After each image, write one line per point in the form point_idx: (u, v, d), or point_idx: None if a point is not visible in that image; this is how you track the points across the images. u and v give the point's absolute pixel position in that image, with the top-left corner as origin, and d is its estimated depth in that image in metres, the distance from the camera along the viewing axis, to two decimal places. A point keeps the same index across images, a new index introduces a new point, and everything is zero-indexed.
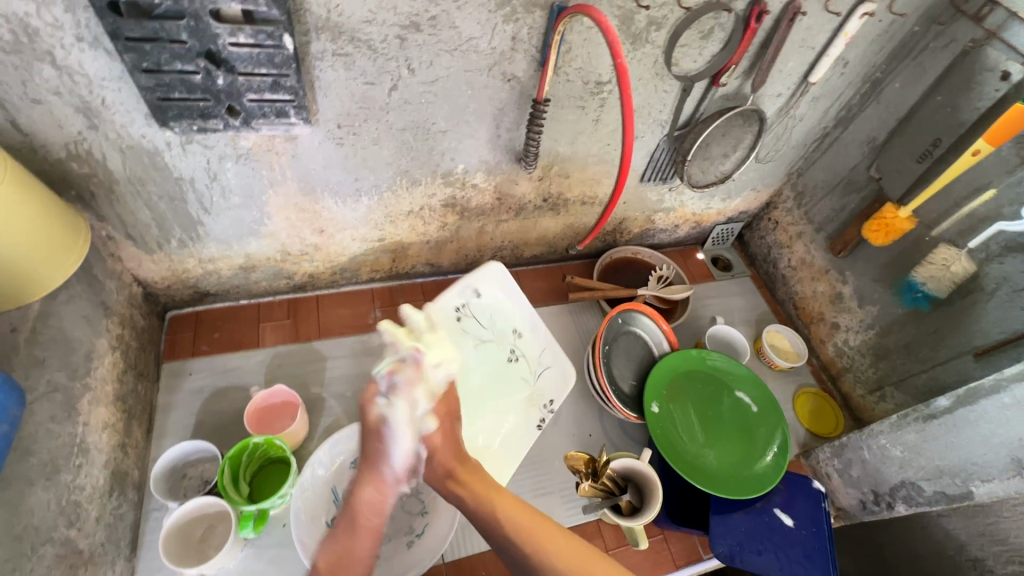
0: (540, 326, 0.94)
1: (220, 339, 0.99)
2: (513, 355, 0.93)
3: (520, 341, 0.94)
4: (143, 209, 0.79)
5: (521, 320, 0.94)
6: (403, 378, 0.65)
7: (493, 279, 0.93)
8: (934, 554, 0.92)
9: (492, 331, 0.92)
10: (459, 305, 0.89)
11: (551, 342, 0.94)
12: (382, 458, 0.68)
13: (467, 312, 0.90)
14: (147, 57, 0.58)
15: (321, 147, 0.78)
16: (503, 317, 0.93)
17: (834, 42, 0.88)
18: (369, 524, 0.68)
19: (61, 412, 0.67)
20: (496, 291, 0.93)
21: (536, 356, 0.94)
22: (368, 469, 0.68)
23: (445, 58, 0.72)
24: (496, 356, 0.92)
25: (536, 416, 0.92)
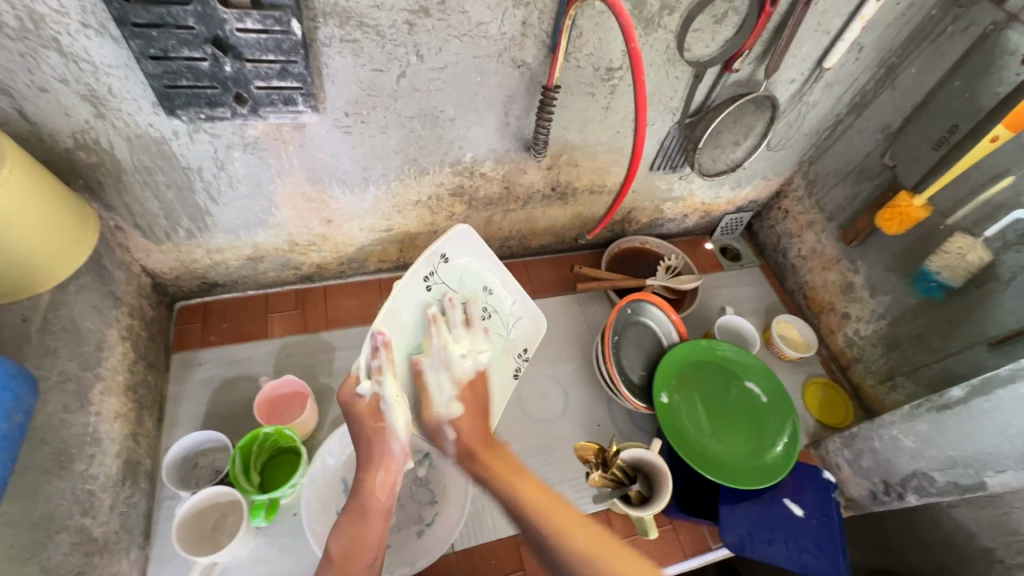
0: (508, 278, 0.84)
1: (228, 330, 0.99)
2: (486, 314, 0.83)
3: (491, 296, 0.84)
4: (151, 199, 0.78)
5: (489, 275, 0.83)
6: (386, 385, 0.69)
7: (461, 242, 0.79)
8: (944, 544, 0.92)
9: (462, 292, 0.81)
10: (424, 276, 0.75)
11: (523, 294, 0.85)
12: (381, 442, 0.70)
13: (437, 278, 0.77)
14: (154, 44, 0.57)
15: (329, 136, 0.77)
16: (472, 274, 0.82)
17: (850, 25, 0.86)
18: (381, 505, 0.70)
19: (74, 402, 0.67)
20: (468, 248, 0.80)
21: (508, 309, 0.85)
22: (369, 456, 0.70)
23: (454, 44, 0.71)
24: (472, 321, 0.82)
25: (511, 366, 0.86)
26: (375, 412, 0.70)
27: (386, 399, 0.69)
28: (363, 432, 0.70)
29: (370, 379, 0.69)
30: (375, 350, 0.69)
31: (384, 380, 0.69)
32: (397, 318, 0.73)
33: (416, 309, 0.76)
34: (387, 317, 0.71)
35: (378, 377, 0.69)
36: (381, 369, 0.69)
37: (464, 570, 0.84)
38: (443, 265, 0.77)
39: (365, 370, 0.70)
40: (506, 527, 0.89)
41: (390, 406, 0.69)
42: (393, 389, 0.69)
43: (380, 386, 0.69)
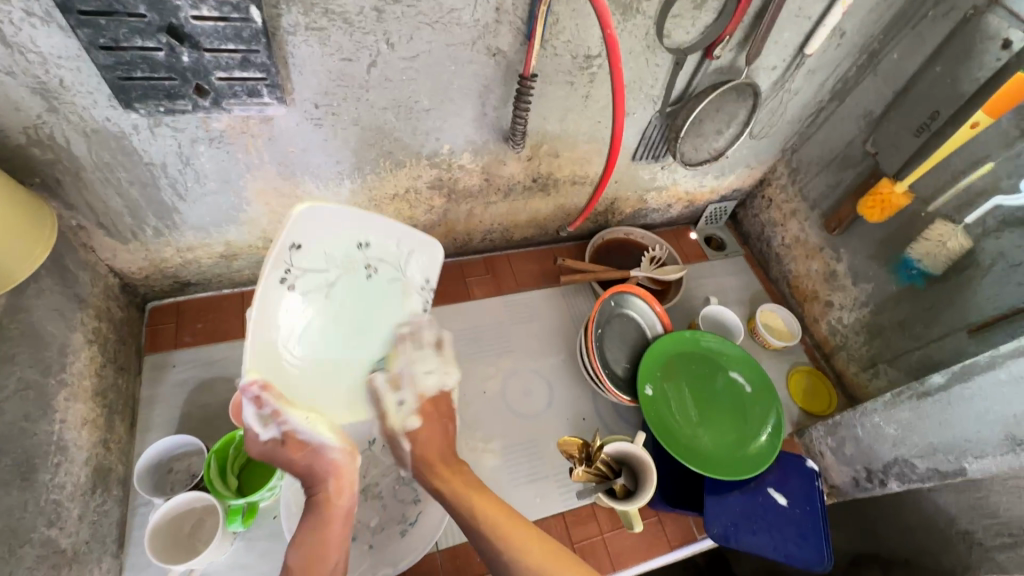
0: (379, 220, 0.73)
1: (203, 330, 0.97)
2: (369, 269, 0.76)
3: (368, 249, 0.75)
4: (114, 197, 0.75)
5: (358, 231, 0.73)
6: (294, 417, 0.67)
7: (315, 219, 0.66)
8: (925, 528, 0.93)
9: (334, 266, 0.72)
10: (280, 278, 0.66)
11: (404, 229, 0.76)
12: (320, 458, 0.69)
13: (296, 273, 0.67)
14: (104, 33, 0.54)
15: (299, 129, 0.74)
16: (336, 242, 0.71)
17: (831, 11, 0.85)
18: (343, 508, 0.69)
19: (35, 410, 0.64)
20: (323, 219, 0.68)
21: (391, 250, 0.77)
22: (310, 475, 0.69)
23: (426, 31, 0.68)
24: (355, 285, 0.75)
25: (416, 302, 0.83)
26: (297, 441, 0.68)
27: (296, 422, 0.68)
28: (297, 464, 0.68)
29: (273, 421, 0.67)
30: (255, 401, 0.65)
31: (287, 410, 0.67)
32: (267, 352, 0.67)
33: (286, 313, 0.69)
34: (256, 358, 0.65)
35: (280, 414, 0.67)
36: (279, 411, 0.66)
37: (448, 569, 0.83)
38: (300, 256, 0.67)
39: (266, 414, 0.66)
40: None
41: (307, 430, 0.68)
42: (298, 414, 0.68)
43: (286, 416, 0.67)
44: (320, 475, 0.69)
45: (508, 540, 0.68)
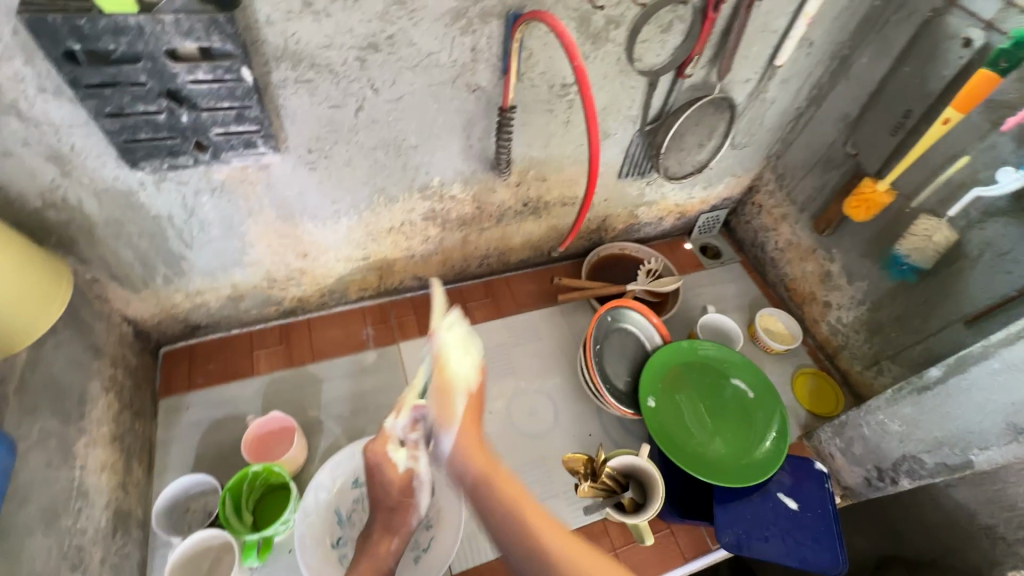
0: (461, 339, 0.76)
1: (214, 371, 1.00)
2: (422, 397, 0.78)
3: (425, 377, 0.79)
4: (125, 249, 0.80)
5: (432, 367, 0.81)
6: (421, 460, 0.79)
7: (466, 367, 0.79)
8: (946, 525, 0.91)
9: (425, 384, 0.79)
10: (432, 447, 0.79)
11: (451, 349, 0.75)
12: (409, 497, 0.79)
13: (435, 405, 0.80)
14: (109, 102, 0.59)
15: (294, 173, 0.79)
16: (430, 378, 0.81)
17: (795, 23, 0.89)
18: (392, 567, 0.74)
19: (57, 457, 0.67)
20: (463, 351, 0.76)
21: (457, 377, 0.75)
22: (385, 500, 0.78)
23: (407, 75, 0.72)
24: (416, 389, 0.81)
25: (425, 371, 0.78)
26: (408, 488, 0.78)
27: (421, 473, 0.79)
28: (391, 498, 0.78)
29: (405, 451, 0.79)
30: (412, 424, 0.79)
31: (418, 455, 0.79)
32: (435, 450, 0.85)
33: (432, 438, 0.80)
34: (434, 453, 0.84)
35: (412, 452, 0.79)
36: (415, 445, 0.79)
37: None
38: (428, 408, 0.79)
39: (386, 424, 0.79)
40: None
41: (424, 484, 0.79)
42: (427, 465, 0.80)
43: (416, 461, 0.79)
44: (391, 506, 0.78)
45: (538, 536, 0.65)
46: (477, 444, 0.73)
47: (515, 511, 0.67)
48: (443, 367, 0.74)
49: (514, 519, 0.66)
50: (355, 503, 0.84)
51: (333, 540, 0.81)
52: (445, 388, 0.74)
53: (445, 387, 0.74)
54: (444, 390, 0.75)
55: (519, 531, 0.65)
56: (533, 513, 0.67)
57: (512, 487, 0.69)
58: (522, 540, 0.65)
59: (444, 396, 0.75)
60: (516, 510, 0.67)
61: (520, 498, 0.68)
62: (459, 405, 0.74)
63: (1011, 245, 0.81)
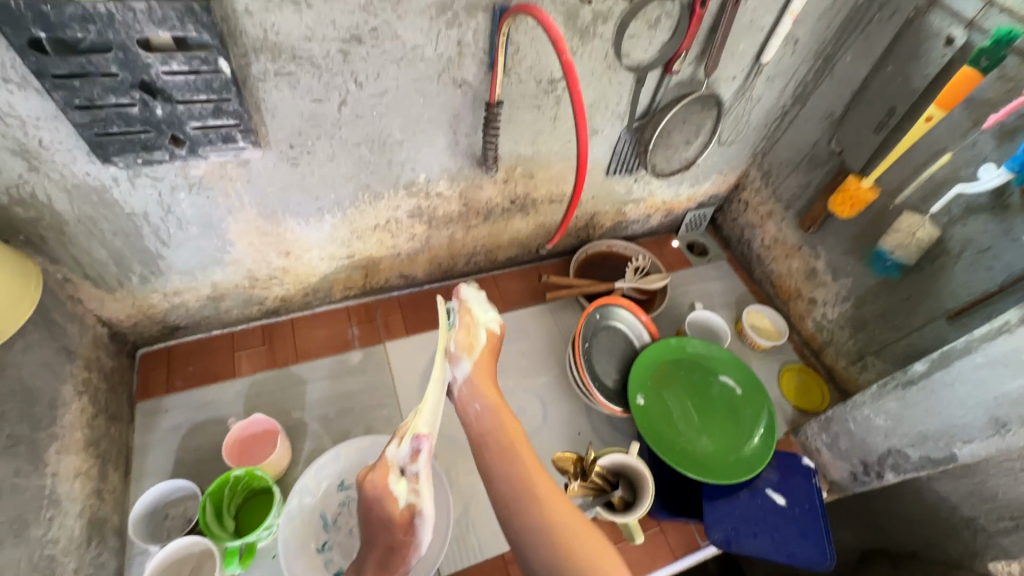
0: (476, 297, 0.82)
1: (194, 373, 0.97)
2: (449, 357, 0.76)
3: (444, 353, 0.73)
4: (99, 247, 0.77)
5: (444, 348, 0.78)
6: (424, 495, 0.68)
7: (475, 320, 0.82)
8: (929, 518, 0.92)
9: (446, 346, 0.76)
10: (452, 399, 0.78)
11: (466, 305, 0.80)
12: (410, 534, 0.69)
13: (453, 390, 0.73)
14: (78, 94, 0.56)
15: (276, 169, 0.76)
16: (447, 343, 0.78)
17: (781, 21, 0.89)
18: None
19: (26, 465, 0.64)
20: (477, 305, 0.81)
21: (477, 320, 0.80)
22: (384, 537, 0.69)
23: (391, 69, 0.71)
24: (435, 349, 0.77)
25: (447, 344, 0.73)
26: (409, 525, 0.68)
27: (424, 508, 0.68)
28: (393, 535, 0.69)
29: (406, 483, 0.68)
30: (414, 454, 0.67)
31: (420, 488, 0.68)
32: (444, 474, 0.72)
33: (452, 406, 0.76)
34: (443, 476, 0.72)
35: (415, 485, 0.68)
36: (417, 477, 0.68)
37: None
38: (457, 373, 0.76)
39: (387, 452, 0.69)
40: (492, 546, 0.87)
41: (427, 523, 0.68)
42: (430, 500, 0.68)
43: (418, 496, 0.68)
44: (392, 545, 0.69)
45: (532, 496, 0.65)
46: (487, 375, 0.77)
47: (516, 463, 0.68)
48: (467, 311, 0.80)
49: (511, 468, 0.67)
50: (341, 506, 0.82)
51: (318, 544, 0.79)
52: (466, 326, 0.79)
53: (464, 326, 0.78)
54: (465, 326, 0.79)
55: (516, 482, 0.66)
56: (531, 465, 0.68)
57: (518, 440, 0.71)
58: (514, 489, 0.66)
59: (467, 333, 0.78)
60: (513, 461, 0.68)
61: (522, 449, 0.70)
62: (479, 337, 0.78)
63: (992, 241, 0.82)
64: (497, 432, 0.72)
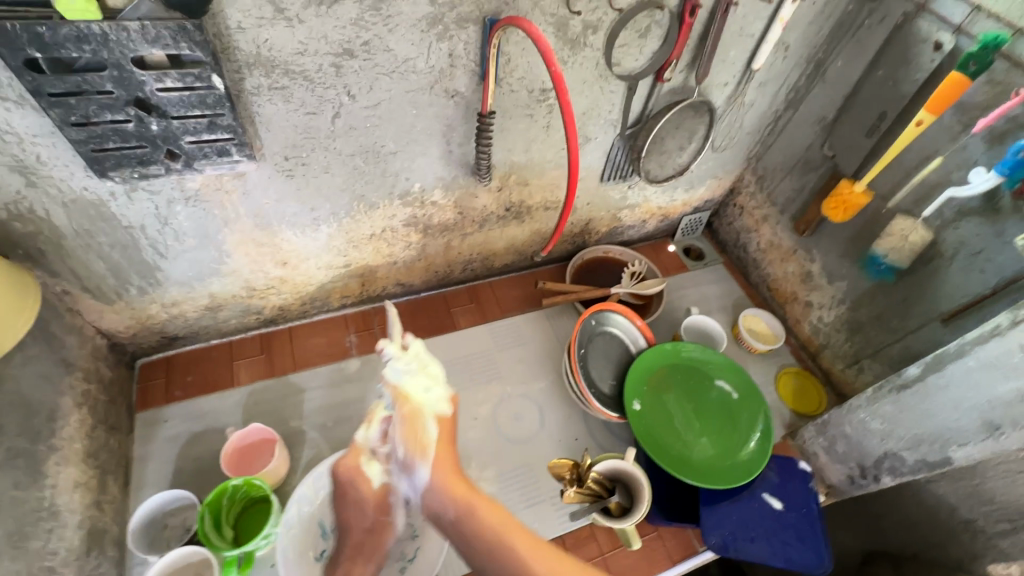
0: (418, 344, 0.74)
1: (193, 383, 0.98)
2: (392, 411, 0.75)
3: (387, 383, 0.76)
4: (97, 260, 0.78)
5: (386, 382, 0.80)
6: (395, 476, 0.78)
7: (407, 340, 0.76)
8: (928, 520, 0.92)
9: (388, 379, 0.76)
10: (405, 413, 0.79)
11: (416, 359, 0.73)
12: (383, 513, 0.79)
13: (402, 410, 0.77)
14: (74, 111, 0.57)
15: (271, 181, 0.77)
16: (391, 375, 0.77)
17: (771, 28, 0.90)
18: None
19: (25, 478, 0.65)
20: (424, 370, 0.73)
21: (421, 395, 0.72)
22: (362, 520, 0.79)
23: (384, 81, 0.72)
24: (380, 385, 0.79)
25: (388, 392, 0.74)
26: (384, 503, 0.79)
27: (396, 490, 0.78)
28: (368, 515, 0.79)
29: (378, 465, 0.78)
30: (384, 436, 0.77)
31: (391, 471, 0.78)
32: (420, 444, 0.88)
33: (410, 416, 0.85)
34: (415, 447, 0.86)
35: (385, 466, 0.78)
36: (387, 457, 0.78)
37: None
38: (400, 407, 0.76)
39: (358, 438, 0.78)
40: None
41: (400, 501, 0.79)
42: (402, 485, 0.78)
43: (389, 475, 0.78)
44: (367, 527, 0.79)
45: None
46: (457, 477, 0.70)
47: (513, 552, 0.61)
48: (406, 399, 0.72)
49: (513, 565, 0.60)
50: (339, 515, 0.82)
51: (317, 553, 0.79)
52: (411, 417, 0.72)
53: (403, 404, 0.72)
54: (410, 422, 0.72)
55: (519, 572, 0.60)
56: (512, 527, 0.64)
57: (504, 517, 0.65)
58: None
59: (413, 425, 0.72)
60: (502, 529, 0.64)
61: (504, 525, 0.64)
62: (428, 432, 0.72)
63: (985, 244, 0.82)
64: (473, 525, 0.65)
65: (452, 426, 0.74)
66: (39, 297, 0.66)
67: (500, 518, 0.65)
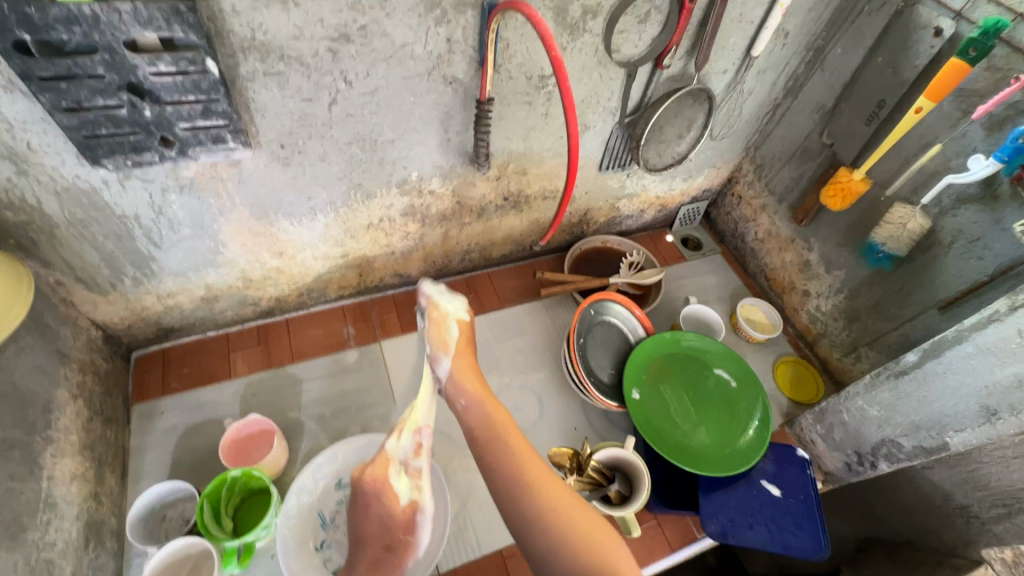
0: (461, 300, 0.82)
1: (189, 375, 0.97)
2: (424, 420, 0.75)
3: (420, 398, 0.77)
4: (90, 250, 0.77)
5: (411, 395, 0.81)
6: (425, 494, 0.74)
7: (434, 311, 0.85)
8: (923, 506, 0.93)
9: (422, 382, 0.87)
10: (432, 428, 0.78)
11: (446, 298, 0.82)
12: (407, 533, 0.74)
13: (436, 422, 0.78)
14: (65, 96, 0.56)
15: (267, 169, 0.76)
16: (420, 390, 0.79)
17: (771, 13, 0.89)
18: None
19: (21, 470, 0.64)
20: (448, 296, 0.82)
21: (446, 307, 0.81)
22: (383, 536, 0.74)
23: (381, 67, 0.71)
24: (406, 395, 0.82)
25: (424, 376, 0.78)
26: (410, 523, 0.74)
27: (424, 508, 0.74)
28: (391, 533, 0.74)
29: (407, 479, 0.74)
30: (417, 448, 0.75)
31: (420, 487, 0.74)
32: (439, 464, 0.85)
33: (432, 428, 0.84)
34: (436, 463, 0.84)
35: (416, 482, 0.74)
36: (418, 472, 0.75)
37: None
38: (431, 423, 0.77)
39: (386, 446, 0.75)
40: (491, 542, 0.88)
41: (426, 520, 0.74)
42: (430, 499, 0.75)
43: (419, 491, 0.74)
44: (388, 544, 0.74)
45: (535, 481, 0.63)
46: (475, 378, 0.75)
47: (510, 453, 0.66)
48: (435, 307, 0.81)
49: (508, 461, 0.65)
50: (339, 505, 0.82)
51: (317, 543, 0.78)
52: (437, 323, 0.80)
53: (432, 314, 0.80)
54: (434, 330, 0.80)
55: (513, 471, 0.64)
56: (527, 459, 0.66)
57: (508, 424, 0.70)
58: (513, 480, 0.64)
59: (438, 328, 0.79)
60: (508, 440, 0.67)
61: (508, 429, 0.69)
62: (451, 334, 0.78)
63: (983, 232, 0.82)
64: (479, 421, 0.71)
65: (472, 333, 0.81)
66: (32, 286, 0.65)
67: (509, 424, 0.70)
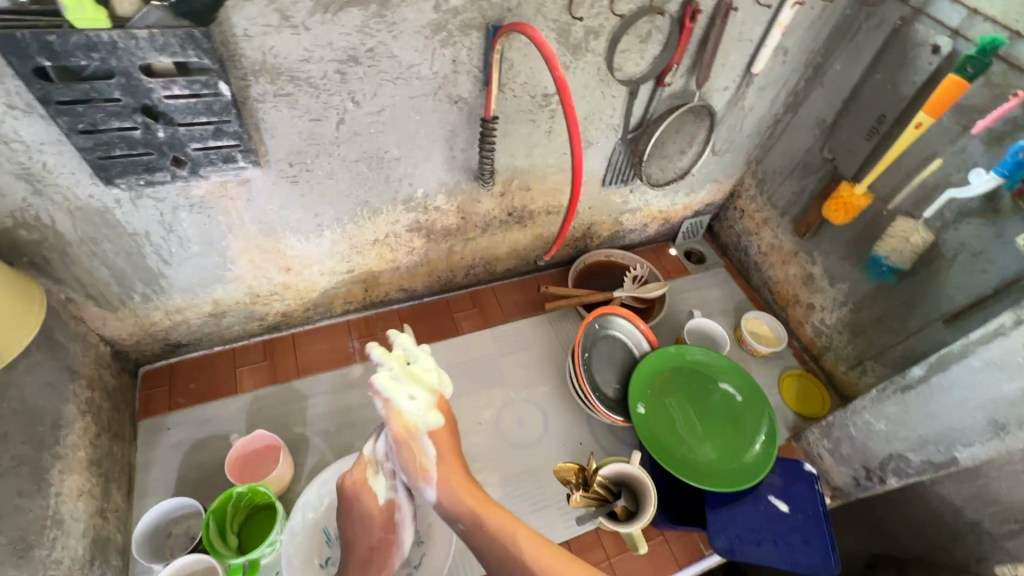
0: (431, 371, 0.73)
1: (196, 390, 0.97)
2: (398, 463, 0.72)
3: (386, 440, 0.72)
4: (102, 267, 0.78)
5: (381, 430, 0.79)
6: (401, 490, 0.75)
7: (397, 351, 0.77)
8: (933, 522, 0.92)
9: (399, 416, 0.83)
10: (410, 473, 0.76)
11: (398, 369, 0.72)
12: (388, 530, 0.75)
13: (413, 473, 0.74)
14: (82, 119, 0.57)
15: (275, 187, 0.78)
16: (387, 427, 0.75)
17: (770, 32, 0.91)
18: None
19: (29, 486, 0.65)
20: (407, 372, 0.72)
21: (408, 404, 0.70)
22: (366, 537, 0.75)
23: (388, 87, 0.72)
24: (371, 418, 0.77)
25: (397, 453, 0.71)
26: (389, 522, 0.75)
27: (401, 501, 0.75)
28: (372, 534, 0.75)
29: (383, 480, 0.75)
30: (389, 451, 0.74)
31: (396, 484, 0.75)
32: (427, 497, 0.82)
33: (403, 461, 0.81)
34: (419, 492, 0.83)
35: (392, 481, 0.75)
36: (393, 472, 0.75)
37: None
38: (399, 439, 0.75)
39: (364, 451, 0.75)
40: None
41: (404, 516, 0.75)
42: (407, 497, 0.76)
43: (396, 491, 0.75)
44: (371, 545, 0.74)
45: (537, 569, 0.61)
46: (464, 484, 0.69)
47: (511, 552, 0.63)
48: (392, 406, 0.70)
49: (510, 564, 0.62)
50: None
51: (321, 560, 0.78)
52: (407, 439, 0.70)
53: (393, 420, 0.70)
54: (405, 439, 0.70)
55: (515, 566, 0.62)
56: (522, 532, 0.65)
57: (501, 514, 0.66)
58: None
59: (409, 444, 0.70)
60: (501, 526, 0.65)
61: (499, 521, 0.65)
62: (426, 451, 0.70)
63: (985, 245, 0.83)
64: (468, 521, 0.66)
65: (447, 430, 0.72)
66: (45, 304, 0.66)
67: (505, 520, 0.66)
